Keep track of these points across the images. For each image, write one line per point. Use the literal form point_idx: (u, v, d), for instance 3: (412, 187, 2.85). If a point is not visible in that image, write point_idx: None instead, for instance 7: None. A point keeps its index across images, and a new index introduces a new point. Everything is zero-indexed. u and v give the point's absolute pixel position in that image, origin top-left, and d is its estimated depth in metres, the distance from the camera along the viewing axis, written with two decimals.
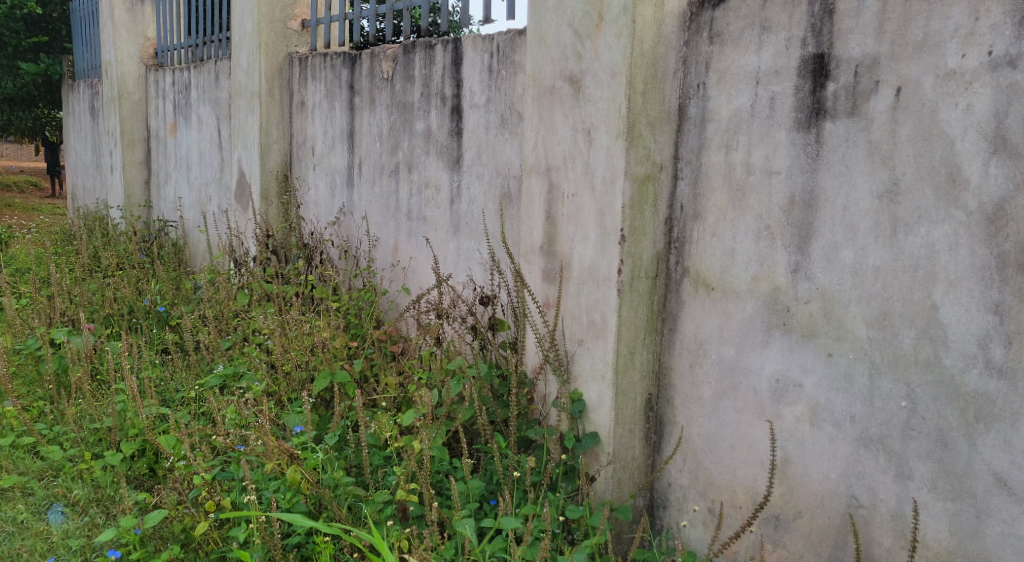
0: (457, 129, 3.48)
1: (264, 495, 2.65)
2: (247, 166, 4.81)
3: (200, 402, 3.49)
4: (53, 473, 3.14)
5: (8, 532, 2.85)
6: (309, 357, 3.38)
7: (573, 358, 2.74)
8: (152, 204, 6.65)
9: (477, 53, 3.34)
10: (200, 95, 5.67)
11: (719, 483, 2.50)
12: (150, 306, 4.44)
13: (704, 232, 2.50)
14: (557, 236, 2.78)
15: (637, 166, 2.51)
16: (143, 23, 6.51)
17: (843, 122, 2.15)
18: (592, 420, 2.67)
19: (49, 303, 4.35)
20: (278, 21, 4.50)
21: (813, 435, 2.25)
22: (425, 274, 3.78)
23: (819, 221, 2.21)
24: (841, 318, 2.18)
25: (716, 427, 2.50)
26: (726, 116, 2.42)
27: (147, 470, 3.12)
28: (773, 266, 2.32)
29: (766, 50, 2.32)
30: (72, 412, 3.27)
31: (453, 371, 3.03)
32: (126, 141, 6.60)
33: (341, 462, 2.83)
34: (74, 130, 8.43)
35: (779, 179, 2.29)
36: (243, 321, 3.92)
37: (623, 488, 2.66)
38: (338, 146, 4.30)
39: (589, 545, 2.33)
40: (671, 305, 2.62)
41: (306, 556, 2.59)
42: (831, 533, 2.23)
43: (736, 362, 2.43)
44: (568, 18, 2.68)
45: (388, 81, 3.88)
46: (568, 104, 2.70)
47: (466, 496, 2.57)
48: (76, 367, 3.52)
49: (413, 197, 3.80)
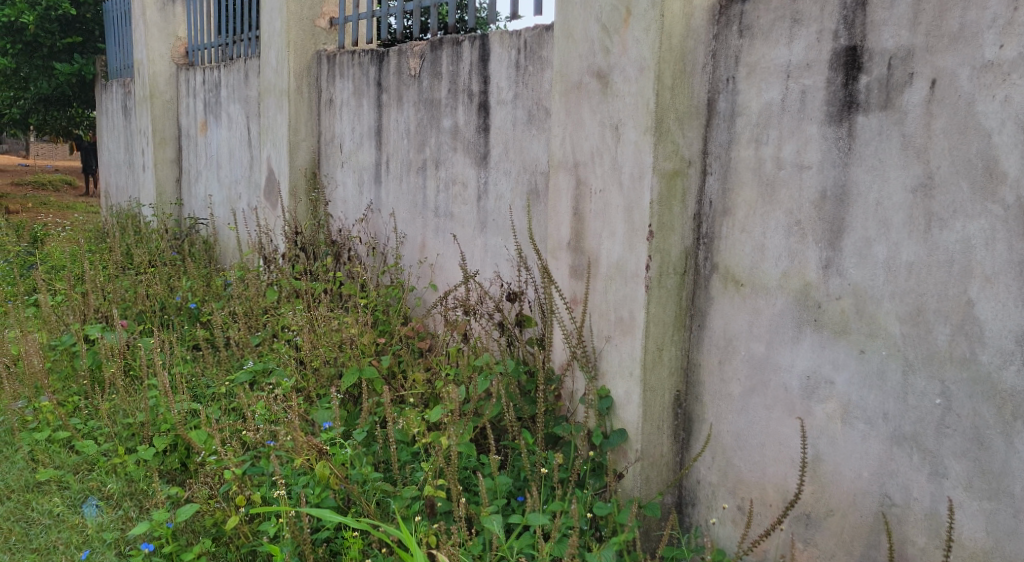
0: (485, 125, 3.48)
1: (293, 490, 2.67)
2: (276, 163, 4.85)
3: (230, 397, 3.52)
4: (88, 467, 3.19)
5: (45, 524, 2.90)
6: (337, 353, 3.40)
7: (600, 354, 2.73)
8: (183, 202, 6.72)
9: (504, 49, 3.34)
10: (229, 94, 5.72)
11: (749, 481, 2.48)
12: (181, 303, 4.49)
13: (733, 228, 2.48)
14: (585, 233, 2.78)
15: (665, 162, 2.49)
16: (175, 23, 6.58)
17: (876, 116, 2.12)
18: (620, 417, 2.66)
19: (83, 300, 4.42)
20: (306, 20, 4.53)
21: (845, 433, 2.22)
22: (452, 271, 3.79)
23: (851, 216, 2.18)
24: (874, 315, 2.15)
25: (746, 424, 2.48)
26: (755, 110, 2.40)
27: (179, 464, 3.15)
28: (804, 261, 2.30)
29: (798, 43, 2.29)
30: (105, 407, 3.32)
31: (480, 367, 3.04)
32: (158, 140, 6.68)
33: (369, 458, 2.84)
34: (108, 129, 8.55)
35: (810, 174, 2.27)
36: (272, 317, 3.96)
37: (651, 486, 2.65)
38: (366, 143, 4.31)
39: (617, 543, 2.32)
40: (700, 302, 2.60)
41: (335, 551, 2.61)
42: (864, 532, 2.20)
43: (766, 359, 2.41)
44: (596, 14, 2.66)
45: (416, 78, 3.89)
46: (596, 100, 2.69)
47: (493, 492, 2.57)
48: (109, 363, 3.57)
49: (440, 194, 3.80)
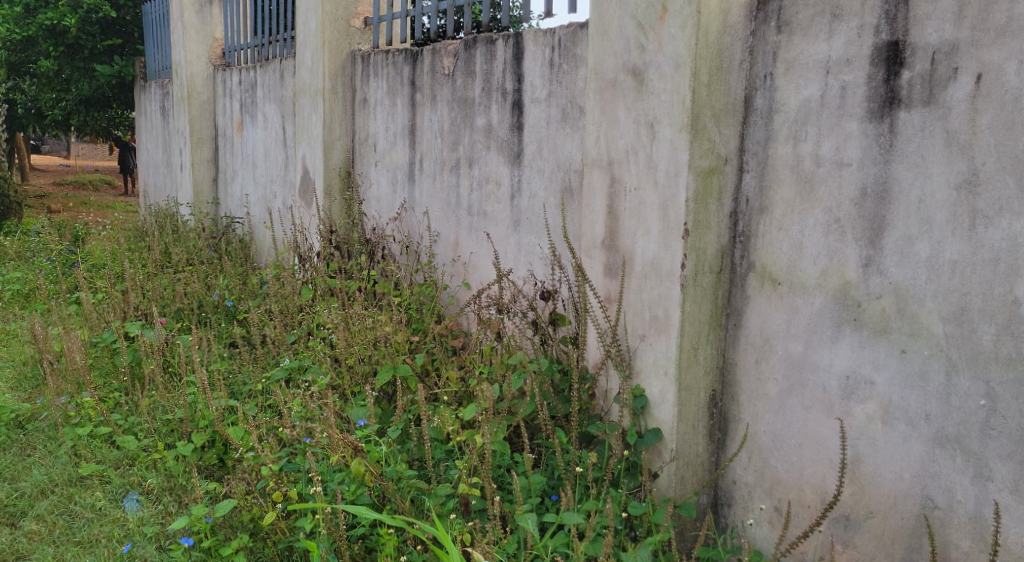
0: (519, 124, 3.48)
1: (329, 486, 2.68)
2: (311, 163, 4.90)
3: (267, 394, 3.57)
4: (129, 462, 3.25)
5: (87, 518, 2.95)
6: (372, 351, 3.43)
7: (635, 353, 2.72)
8: (219, 201, 6.82)
9: (538, 47, 3.34)
10: (265, 94, 5.78)
11: (786, 482, 2.45)
12: (218, 301, 4.54)
13: (770, 225, 2.45)
14: (619, 231, 2.77)
15: (700, 159, 2.47)
16: (212, 24, 6.67)
17: (919, 112, 2.09)
18: (654, 416, 2.64)
19: (123, 297, 4.50)
20: (341, 20, 4.57)
21: (885, 434, 2.19)
22: (485, 270, 3.80)
23: (892, 213, 2.15)
24: (916, 314, 2.11)
25: (783, 425, 2.45)
26: (794, 106, 2.37)
27: (217, 460, 3.19)
28: (843, 259, 2.26)
29: (837, 38, 2.25)
30: (146, 403, 3.39)
31: (514, 366, 3.04)
32: (195, 140, 6.77)
33: (404, 455, 2.85)
34: (147, 129, 8.68)
35: (850, 171, 2.23)
36: (308, 315, 4.00)
37: (686, 486, 2.62)
38: (399, 142, 4.33)
39: (652, 543, 2.31)
40: (736, 300, 2.58)
41: (370, 547, 2.63)
42: (905, 535, 2.17)
43: (804, 359, 2.38)
44: (631, 11, 2.65)
45: (449, 77, 3.90)
46: (630, 97, 2.68)
47: (528, 490, 2.57)
48: (149, 360, 3.63)
49: (473, 192, 3.81)
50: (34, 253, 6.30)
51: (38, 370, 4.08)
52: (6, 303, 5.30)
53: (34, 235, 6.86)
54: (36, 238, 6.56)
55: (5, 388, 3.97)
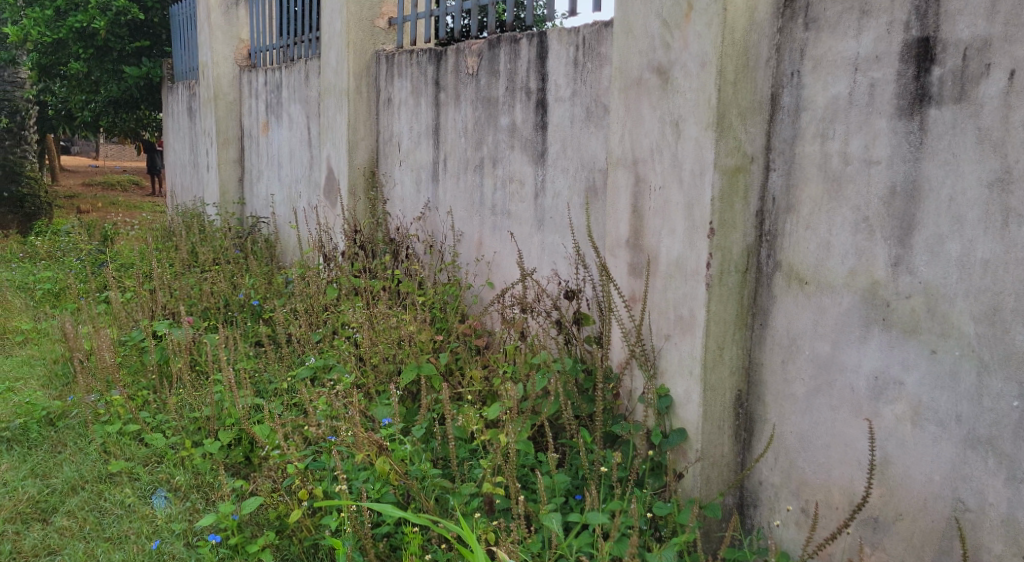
0: (543, 122, 3.48)
1: (354, 485, 2.70)
2: (336, 163, 4.93)
3: (292, 393, 3.60)
4: (157, 459, 3.29)
5: (117, 514, 2.99)
6: (396, 350, 3.44)
7: (659, 353, 2.71)
8: (245, 201, 6.87)
9: (562, 46, 3.33)
10: (291, 94, 5.82)
11: (813, 483, 2.43)
12: (244, 300, 4.58)
13: (797, 224, 2.43)
14: (644, 230, 2.76)
15: (726, 158, 2.45)
16: (238, 25, 6.73)
17: (950, 109, 2.06)
18: (679, 416, 2.63)
19: (151, 296, 4.55)
20: (365, 20, 4.59)
21: (915, 435, 2.16)
22: (509, 269, 3.80)
23: (922, 212, 2.12)
24: (946, 314, 2.09)
25: (811, 425, 2.43)
26: (822, 104, 2.34)
27: (243, 458, 3.21)
28: (872, 258, 2.24)
29: (866, 35, 2.22)
30: (174, 401, 3.42)
31: (538, 365, 3.04)
32: (221, 141, 6.83)
33: (428, 454, 2.86)
34: (174, 129, 8.77)
35: (879, 169, 2.21)
36: (332, 314, 4.03)
37: (711, 486, 2.60)
38: (424, 141, 4.34)
39: (677, 544, 2.30)
40: (762, 299, 2.55)
41: (395, 545, 2.64)
42: (936, 537, 2.14)
43: (832, 359, 2.36)
44: (656, 9, 2.64)
45: (473, 76, 3.90)
46: (655, 96, 2.67)
47: (552, 490, 2.57)
48: (177, 358, 3.68)
49: (497, 191, 3.81)
50: (64, 252, 6.38)
51: (69, 368, 4.14)
52: (37, 302, 5.39)
53: (64, 235, 6.96)
54: (66, 238, 6.65)
55: (36, 386, 4.03)
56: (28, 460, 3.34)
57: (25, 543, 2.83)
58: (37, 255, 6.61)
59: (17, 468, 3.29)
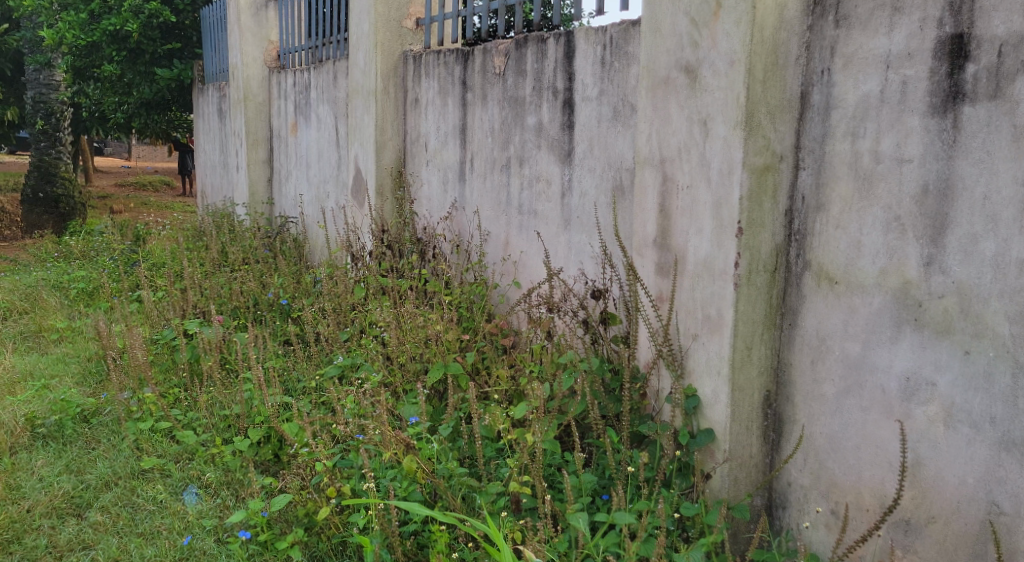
0: (570, 122, 3.48)
1: (382, 483, 2.72)
2: (363, 162, 4.96)
3: (320, 391, 3.63)
4: (188, 456, 3.34)
5: (149, 510, 3.03)
6: (423, 349, 3.46)
7: (687, 353, 2.70)
8: (273, 202, 6.94)
9: (590, 45, 3.33)
10: (319, 95, 5.86)
11: (843, 485, 2.40)
12: (273, 299, 4.63)
13: (827, 224, 2.41)
14: (671, 229, 2.75)
15: (755, 157, 2.44)
16: (267, 27, 6.79)
17: (984, 106, 2.03)
18: (707, 417, 2.62)
19: (182, 295, 4.62)
20: (393, 21, 4.62)
21: (948, 437, 2.14)
22: (535, 268, 3.80)
23: (956, 211, 2.10)
24: (980, 314, 2.06)
25: (840, 426, 2.40)
26: (852, 102, 2.32)
27: (272, 455, 3.25)
28: (903, 258, 2.21)
29: (898, 32, 2.20)
30: (205, 399, 3.47)
31: (564, 365, 3.04)
32: (251, 141, 6.90)
33: (455, 453, 2.87)
34: (204, 131, 8.88)
35: (911, 167, 2.18)
36: (360, 313, 4.07)
37: (739, 487, 2.59)
38: (450, 141, 4.36)
39: (705, 544, 2.29)
40: (791, 299, 2.53)
41: (422, 544, 2.65)
42: (970, 541, 2.11)
43: (862, 360, 2.33)
44: (684, 7, 2.63)
45: (500, 76, 3.90)
46: (684, 94, 2.65)
47: (578, 490, 2.57)
48: (207, 357, 3.73)
49: (524, 191, 3.81)
50: (98, 252, 6.49)
51: (102, 366, 4.21)
52: (71, 301, 5.48)
53: (97, 235, 7.07)
54: (99, 238, 6.76)
55: (71, 383, 4.10)
56: (63, 456, 3.41)
57: (61, 537, 2.88)
58: (71, 255, 6.72)
59: (53, 464, 3.35)
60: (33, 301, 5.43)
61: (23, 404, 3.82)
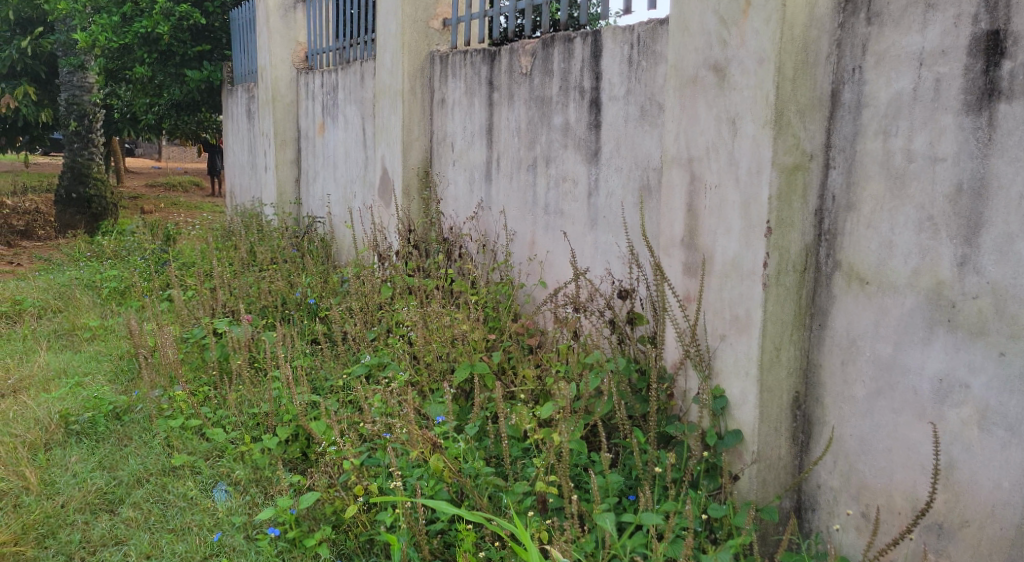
0: (597, 121, 3.47)
1: (408, 481, 2.73)
2: (390, 163, 4.98)
3: (347, 390, 3.65)
4: (217, 454, 3.37)
5: (180, 506, 3.07)
6: (449, 348, 3.46)
7: (714, 353, 2.68)
8: (301, 202, 6.99)
9: (617, 45, 3.32)
10: (346, 96, 5.89)
11: (874, 487, 2.38)
12: (301, 299, 4.66)
13: (858, 224, 2.38)
14: (699, 229, 2.73)
15: (785, 156, 2.42)
16: (295, 28, 6.85)
17: (1020, 104, 2.00)
18: (735, 418, 2.60)
19: (211, 294, 4.66)
20: (420, 22, 4.64)
21: (982, 440, 2.11)
22: (562, 268, 3.79)
23: (991, 211, 2.07)
24: (1015, 315, 2.03)
25: (871, 428, 2.38)
26: (884, 100, 2.29)
27: (300, 454, 3.28)
28: (936, 258, 2.19)
29: (931, 29, 2.17)
30: (234, 397, 3.51)
31: (591, 365, 3.04)
32: (279, 142, 6.96)
33: (482, 452, 2.88)
34: (233, 132, 8.97)
35: (944, 166, 2.15)
36: (387, 313, 4.09)
37: (768, 489, 2.57)
38: (477, 141, 4.36)
39: (733, 545, 2.27)
40: (820, 300, 2.51)
41: (449, 543, 2.65)
42: (1005, 545, 2.08)
43: (893, 361, 2.31)
44: (713, 6, 2.61)
45: (527, 76, 3.90)
46: (712, 94, 2.64)
47: (605, 490, 2.56)
48: (235, 356, 3.76)
49: (551, 191, 3.81)
50: (129, 252, 6.57)
51: (134, 364, 4.26)
52: (103, 300, 5.56)
53: (129, 235, 7.17)
54: (130, 238, 6.85)
55: (104, 381, 4.16)
56: (96, 453, 3.46)
57: (94, 533, 2.93)
58: (103, 255, 6.82)
59: (86, 460, 3.41)
60: (67, 300, 5.51)
61: (57, 401, 3.88)
